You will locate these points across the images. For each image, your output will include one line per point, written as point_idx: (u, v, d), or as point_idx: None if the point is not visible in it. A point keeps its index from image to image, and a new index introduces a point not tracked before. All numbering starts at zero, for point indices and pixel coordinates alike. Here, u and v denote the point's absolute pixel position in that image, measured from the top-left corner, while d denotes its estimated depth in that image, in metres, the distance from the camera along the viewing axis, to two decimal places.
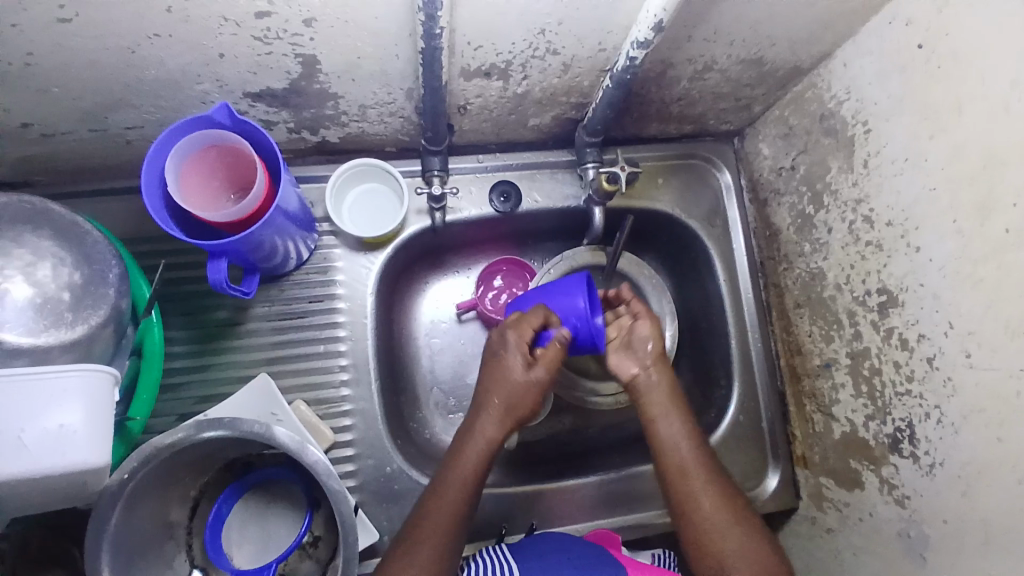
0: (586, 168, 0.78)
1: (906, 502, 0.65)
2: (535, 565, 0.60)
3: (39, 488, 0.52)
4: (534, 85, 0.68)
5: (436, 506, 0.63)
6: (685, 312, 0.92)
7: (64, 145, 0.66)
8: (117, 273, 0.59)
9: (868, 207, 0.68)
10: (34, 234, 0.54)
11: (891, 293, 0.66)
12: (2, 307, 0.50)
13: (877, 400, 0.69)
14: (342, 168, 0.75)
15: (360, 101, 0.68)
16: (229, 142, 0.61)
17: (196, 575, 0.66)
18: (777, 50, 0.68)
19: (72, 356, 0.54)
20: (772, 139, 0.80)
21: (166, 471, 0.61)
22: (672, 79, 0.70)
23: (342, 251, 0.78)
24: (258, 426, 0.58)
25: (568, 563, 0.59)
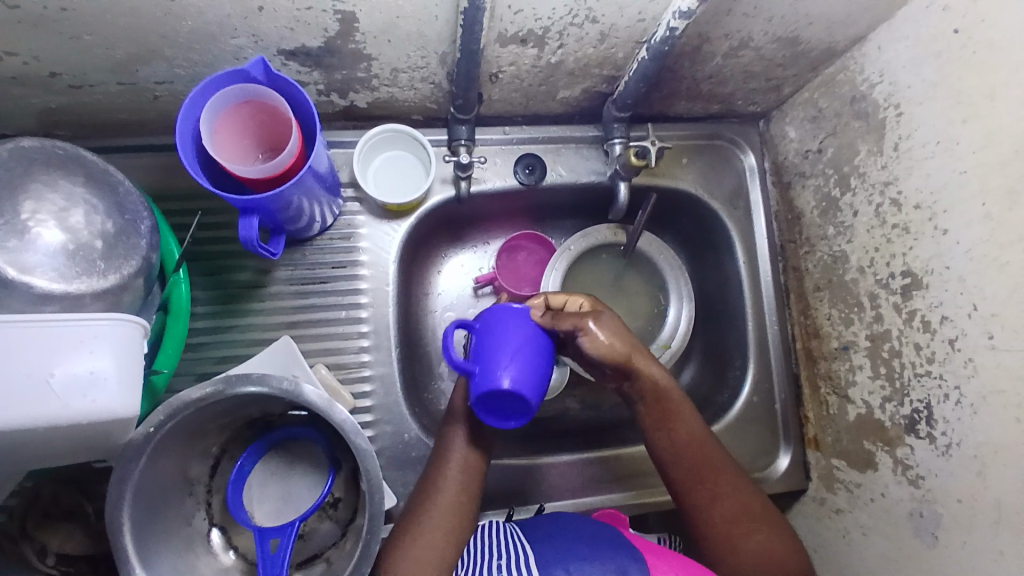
0: (612, 143, 0.78)
1: (920, 482, 0.66)
2: (551, 543, 0.60)
3: (65, 438, 0.51)
4: (569, 55, 0.68)
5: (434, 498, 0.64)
6: (701, 294, 0.92)
7: (91, 98, 0.65)
8: (148, 227, 0.59)
9: (897, 190, 0.68)
10: (67, 180, 0.54)
11: (916, 275, 0.66)
12: (34, 251, 0.49)
13: (895, 382, 0.69)
14: (369, 133, 0.75)
15: (393, 65, 0.67)
16: (264, 99, 0.60)
17: (215, 533, 0.66)
18: (813, 31, 0.68)
19: (103, 305, 0.53)
20: (800, 122, 0.81)
21: (192, 426, 0.61)
22: (706, 56, 0.70)
23: (366, 218, 0.78)
24: (286, 382, 0.58)
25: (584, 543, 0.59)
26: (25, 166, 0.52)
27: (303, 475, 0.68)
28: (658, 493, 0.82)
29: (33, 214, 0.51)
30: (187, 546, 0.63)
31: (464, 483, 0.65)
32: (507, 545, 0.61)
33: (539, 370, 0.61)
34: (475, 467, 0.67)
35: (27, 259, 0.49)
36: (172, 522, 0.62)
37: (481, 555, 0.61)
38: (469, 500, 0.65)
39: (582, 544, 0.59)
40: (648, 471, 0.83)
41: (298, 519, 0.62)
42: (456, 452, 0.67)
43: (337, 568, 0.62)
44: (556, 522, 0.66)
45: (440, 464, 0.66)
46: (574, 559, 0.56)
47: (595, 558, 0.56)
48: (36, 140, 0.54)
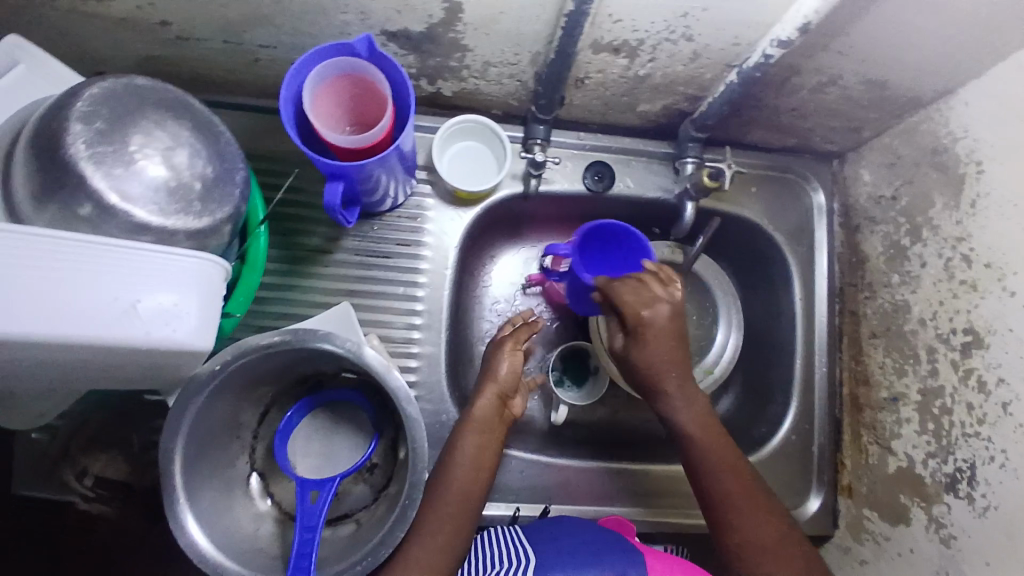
0: (685, 162, 0.80)
1: (951, 542, 0.65)
2: (551, 548, 0.63)
3: (138, 362, 0.54)
4: (658, 69, 0.69)
5: (439, 504, 0.65)
6: (749, 324, 0.92)
7: (197, 51, 0.69)
8: (242, 178, 0.62)
9: (968, 247, 0.67)
10: (175, 121, 0.56)
11: (978, 334, 0.65)
12: (138, 183, 0.52)
13: (941, 439, 0.68)
14: (450, 121, 0.77)
15: (485, 58, 0.69)
16: (364, 77, 0.64)
17: (254, 478, 0.69)
18: (903, 77, 0.68)
19: (191, 244, 0.57)
20: (876, 166, 0.80)
21: (251, 373, 0.64)
22: (793, 88, 0.71)
23: (434, 201, 0.80)
24: (349, 344, 0.62)
25: (583, 548, 0.62)
26: (137, 102, 0.55)
27: (345, 437, 0.70)
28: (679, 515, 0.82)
29: (142, 147, 0.53)
30: (228, 487, 0.65)
31: (464, 494, 0.66)
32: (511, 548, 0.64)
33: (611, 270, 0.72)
34: (472, 487, 0.67)
35: (132, 189, 0.52)
36: (219, 462, 0.65)
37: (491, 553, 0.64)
38: (465, 519, 0.65)
39: (583, 548, 0.62)
40: (673, 492, 0.83)
41: (338, 476, 0.64)
42: (461, 461, 0.68)
43: (366, 530, 0.64)
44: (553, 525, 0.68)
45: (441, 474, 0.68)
46: (573, 563, 0.59)
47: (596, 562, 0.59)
48: (150, 80, 0.57)
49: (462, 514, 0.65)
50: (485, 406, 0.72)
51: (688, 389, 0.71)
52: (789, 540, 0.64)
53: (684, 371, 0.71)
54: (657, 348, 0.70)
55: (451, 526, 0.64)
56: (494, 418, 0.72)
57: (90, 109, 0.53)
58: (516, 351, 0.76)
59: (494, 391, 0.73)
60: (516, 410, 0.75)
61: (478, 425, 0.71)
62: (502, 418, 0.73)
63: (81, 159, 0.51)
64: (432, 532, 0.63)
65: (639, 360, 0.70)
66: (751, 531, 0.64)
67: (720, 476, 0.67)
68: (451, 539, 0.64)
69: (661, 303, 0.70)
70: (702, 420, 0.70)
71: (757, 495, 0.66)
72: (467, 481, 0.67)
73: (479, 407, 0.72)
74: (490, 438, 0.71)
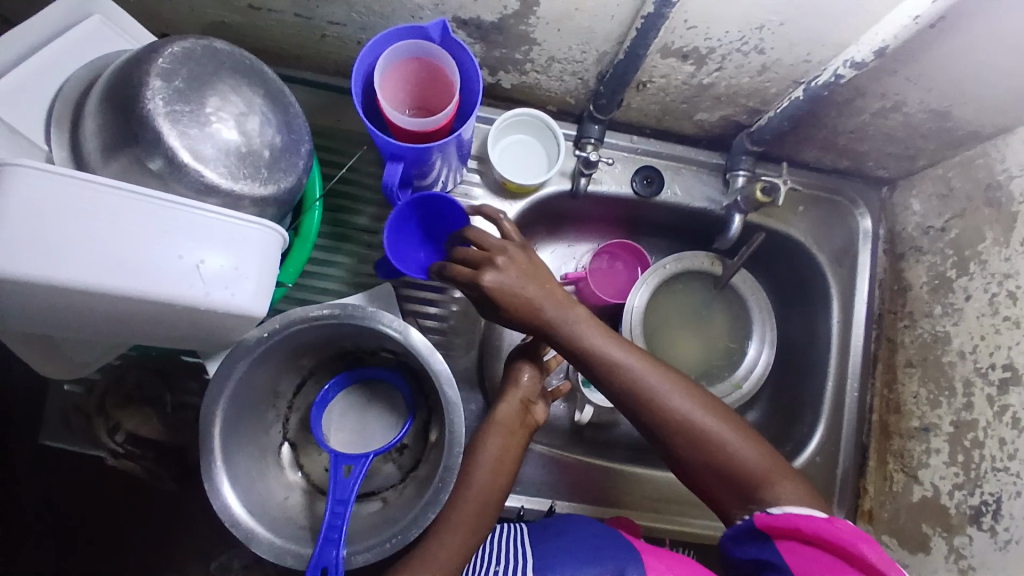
0: (736, 174, 0.80)
1: (970, 573, 0.65)
2: (552, 544, 0.63)
3: (193, 323, 0.55)
4: (722, 79, 0.69)
5: (459, 501, 0.65)
6: (783, 342, 0.92)
7: (268, 22, 0.69)
8: (306, 150, 0.63)
9: (1015, 284, 0.67)
10: (250, 88, 0.57)
11: (1017, 370, 0.65)
12: (211, 145, 0.53)
13: (970, 471, 0.68)
14: (507, 114, 0.78)
15: (551, 53, 0.69)
16: (434, 62, 0.64)
17: (285, 447, 0.69)
18: (967, 110, 0.68)
19: (253, 210, 0.57)
20: (927, 196, 0.80)
21: (295, 342, 0.65)
22: (856, 110, 0.71)
23: (482, 191, 0.81)
24: (395, 324, 0.62)
25: (587, 543, 0.62)
26: (215, 65, 0.56)
27: (378, 415, 0.70)
28: (695, 524, 0.83)
29: (216, 110, 0.54)
30: (261, 453, 0.66)
31: (484, 494, 0.65)
32: (519, 548, 0.64)
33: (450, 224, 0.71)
34: (494, 486, 0.66)
35: (204, 151, 0.53)
36: (255, 427, 0.66)
37: (500, 550, 0.65)
38: (484, 520, 0.64)
39: (585, 546, 0.62)
40: (692, 501, 0.83)
41: (371, 453, 0.64)
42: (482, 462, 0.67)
43: (393, 509, 0.64)
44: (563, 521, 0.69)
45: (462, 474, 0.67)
46: (573, 562, 0.59)
47: (595, 561, 0.58)
48: (228, 46, 0.58)
49: (482, 512, 0.64)
50: (506, 409, 0.71)
51: (562, 305, 0.65)
52: (726, 420, 0.62)
53: (551, 291, 0.65)
54: (517, 295, 0.64)
55: (470, 521, 0.64)
56: (517, 422, 0.71)
57: (171, 67, 0.53)
58: (534, 358, 0.76)
59: (517, 397, 0.73)
60: (539, 416, 0.73)
61: (501, 427, 0.70)
62: (525, 422, 0.72)
63: (159, 115, 0.51)
64: (452, 527, 0.63)
65: (515, 309, 0.64)
66: (722, 442, 0.61)
67: (635, 386, 0.63)
68: (468, 534, 0.63)
69: (498, 257, 0.64)
70: (595, 334, 0.64)
71: (677, 385, 0.63)
72: (489, 481, 0.66)
73: (501, 411, 0.71)
74: (513, 439, 0.70)
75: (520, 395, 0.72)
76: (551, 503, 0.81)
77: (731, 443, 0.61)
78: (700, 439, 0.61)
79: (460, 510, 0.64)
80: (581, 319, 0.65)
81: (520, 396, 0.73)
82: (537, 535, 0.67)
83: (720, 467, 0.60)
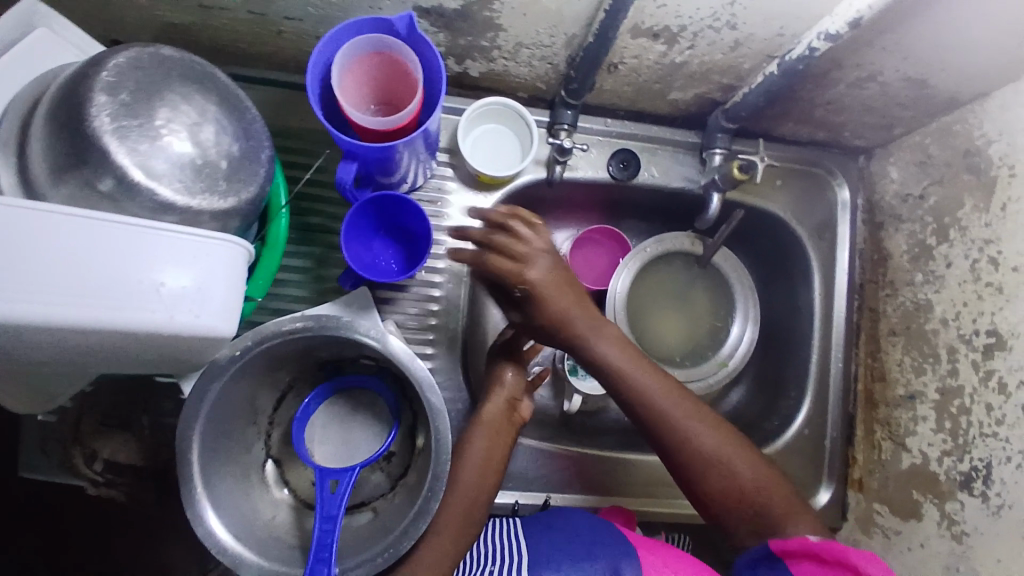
0: (712, 153, 0.78)
1: (963, 539, 0.66)
2: (544, 541, 0.63)
3: (160, 348, 0.52)
4: (696, 57, 0.67)
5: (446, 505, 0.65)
6: (767, 317, 0.91)
7: (217, 21, 0.65)
8: (267, 156, 0.60)
9: (996, 249, 0.67)
10: (202, 95, 0.53)
11: (1001, 336, 0.65)
12: (164, 160, 0.50)
13: (958, 438, 0.69)
14: (477, 104, 0.75)
15: (518, 39, 0.67)
16: (397, 55, 0.61)
17: (269, 464, 0.67)
18: (944, 77, 0.67)
19: (215, 225, 0.54)
20: (905, 164, 0.80)
21: (271, 357, 0.63)
22: (832, 81, 0.69)
23: (456, 185, 0.78)
24: (373, 332, 0.61)
25: (581, 539, 0.62)
26: (163, 74, 0.52)
27: (363, 425, 0.69)
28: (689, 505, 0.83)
29: (167, 121, 0.51)
30: (244, 472, 0.64)
31: (472, 497, 0.65)
32: (513, 546, 0.64)
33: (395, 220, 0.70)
34: (482, 487, 0.66)
35: (157, 166, 0.50)
36: (235, 447, 0.64)
37: (494, 550, 0.64)
38: (472, 521, 0.64)
39: (578, 542, 0.61)
40: None
41: (357, 465, 0.63)
42: (469, 464, 0.67)
43: (386, 519, 0.63)
44: (552, 515, 0.69)
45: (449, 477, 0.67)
46: (569, 561, 0.58)
47: (590, 559, 0.58)
48: (176, 52, 0.54)
49: (470, 514, 0.65)
50: (491, 407, 0.71)
51: (596, 322, 0.67)
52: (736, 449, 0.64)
53: (584, 308, 0.67)
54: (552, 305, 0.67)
55: (458, 525, 0.64)
56: (504, 419, 0.70)
57: (115, 79, 0.50)
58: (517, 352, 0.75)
59: (502, 393, 0.72)
60: (524, 412, 0.73)
61: (487, 428, 0.69)
62: (511, 420, 0.71)
63: (106, 132, 0.48)
64: (440, 531, 0.63)
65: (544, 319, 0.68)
66: (736, 470, 0.62)
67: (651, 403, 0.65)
68: (457, 538, 0.63)
69: (539, 252, 0.69)
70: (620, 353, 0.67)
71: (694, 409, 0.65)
72: (477, 483, 0.66)
73: (487, 411, 0.70)
74: (500, 438, 0.69)
75: (506, 391, 0.72)
76: (545, 496, 0.79)
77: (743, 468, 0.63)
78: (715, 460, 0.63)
79: (448, 514, 0.64)
80: (619, 345, 0.67)
81: (506, 392, 0.72)
82: (531, 530, 0.67)
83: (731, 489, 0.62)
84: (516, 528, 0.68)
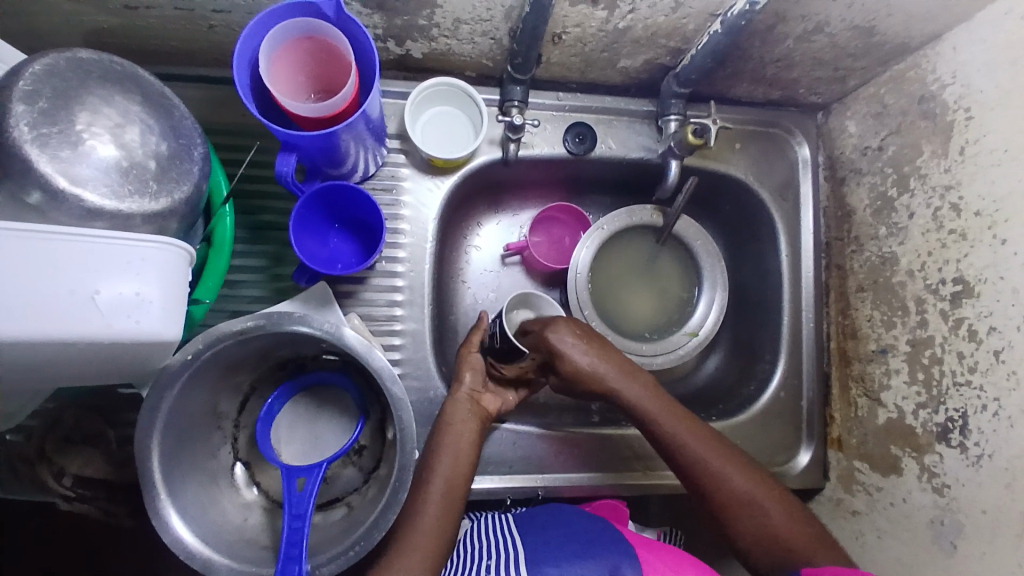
0: (668, 120, 0.77)
1: (945, 491, 0.65)
2: (537, 539, 0.62)
3: (104, 360, 0.51)
4: (638, 21, 0.65)
5: (424, 502, 0.63)
6: (738, 283, 0.91)
7: (144, 20, 0.63)
8: (200, 153, 0.58)
9: (958, 195, 0.66)
10: (124, 96, 0.52)
11: (968, 283, 0.64)
12: (88, 165, 0.48)
13: (932, 389, 0.68)
14: (422, 85, 0.73)
15: (456, 14, 0.65)
16: (327, 38, 0.59)
17: (239, 468, 0.67)
18: (891, 23, 0.66)
19: (151, 228, 0.53)
20: (862, 117, 0.79)
21: (226, 360, 0.61)
22: (779, 37, 0.68)
23: (409, 171, 0.77)
24: (328, 325, 0.60)
25: (574, 539, 0.61)
26: (82, 77, 0.50)
27: (330, 420, 0.68)
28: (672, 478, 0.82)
29: (88, 126, 0.49)
30: (211, 478, 0.63)
31: (448, 491, 0.63)
32: (500, 542, 0.63)
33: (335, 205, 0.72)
34: (460, 480, 0.65)
35: (81, 172, 0.48)
36: (199, 453, 0.63)
37: (481, 550, 0.63)
38: (451, 511, 0.63)
39: (575, 540, 0.60)
40: None
41: (324, 462, 0.62)
42: (442, 458, 0.65)
43: (358, 514, 0.62)
44: (551, 514, 0.68)
45: (424, 473, 0.65)
46: (563, 557, 0.57)
47: (584, 557, 0.57)
48: (94, 53, 0.52)
49: (449, 504, 0.63)
50: (452, 406, 0.69)
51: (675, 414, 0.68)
52: (778, 499, 0.65)
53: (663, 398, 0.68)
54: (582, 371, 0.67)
55: (439, 521, 0.62)
56: (467, 412, 0.69)
57: (31, 86, 0.48)
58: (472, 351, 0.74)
59: (459, 393, 0.70)
60: (490, 406, 0.72)
61: (453, 418, 0.68)
62: (474, 410, 0.69)
63: (25, 142, 0.46)
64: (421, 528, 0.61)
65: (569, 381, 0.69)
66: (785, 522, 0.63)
67: (698, 463, 0.66)
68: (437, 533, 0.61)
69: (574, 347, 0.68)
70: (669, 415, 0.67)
71: (737, 463, 0.66)
72: (453, 477, 0.64)
73: (449, 404, 0.69)
74: (466, 426, 0.68)
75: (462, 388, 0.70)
76: (535, 490, 0.77)
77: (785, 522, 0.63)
78: (755, 514, 0.64)
79: (425, 509, 0.62)
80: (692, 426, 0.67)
81: (467, 392, 0.71)
82: (519, 528, 0.66)
83: (774, 548, 0.62)
84: (514, 528, 0.66)
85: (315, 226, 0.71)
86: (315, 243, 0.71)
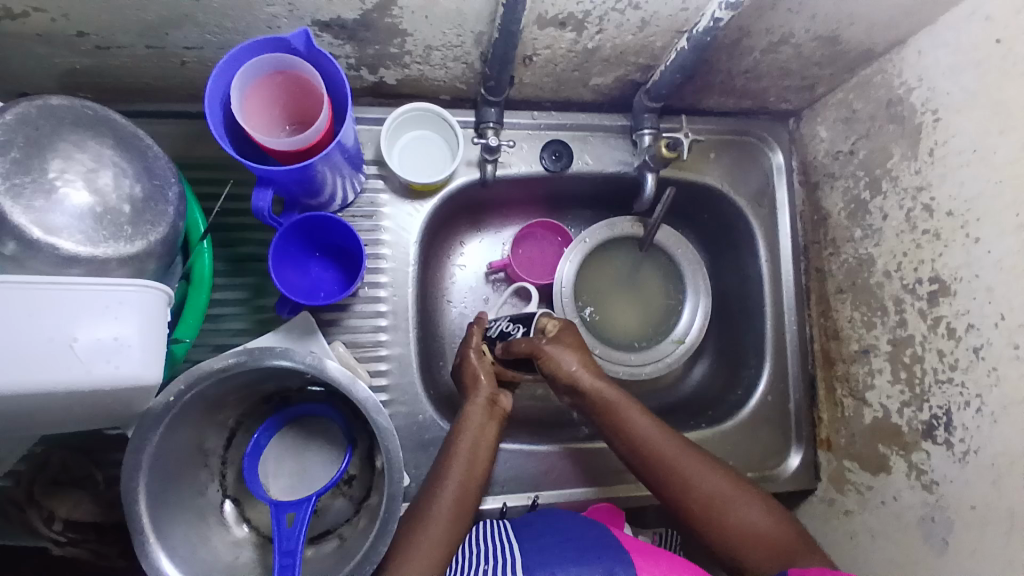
0: (642, 134, 0.77)
1: (934, 488, 0.66)
2: (531, 542, 0.61)
3: (85, 406, 0.50)
4: (607, 40, 0.66)
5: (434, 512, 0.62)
6: (720, 290, 0.91)
7: (117, 59, 0.63)
8: (176, 193, 0.58)
9: (929, 196, 0.67)
10: (96, 141, 0.52)
11: (944, 282, 0.65)
12: (61, 213, 0.48)
13: (915, 387, 0.69)
14: (397, 111, 0.74)
15: (427, 41, 0.65)
16: (298, 71, 0.59)
17: (227, 505, 0.66)
18: (855, 30, 0.67)
19: (128, 271, 0.52)
20: (832, 122, 0.80)
21: (208, 398, 0.61)
22: (745, 49, 0.69)
23: (389, 196, 0.77)
24: (310, 358, 0.59)
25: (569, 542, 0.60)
26: (54, 124, 0.50)
27: (318, 451, 0.68)
28: None
29: (60, 173, 0.49)
30: (200, 517, 0.63)
31: (458, 501, 0.63)
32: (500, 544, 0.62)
33: (316, 233, 0.72)
34: (472, 490, 0.64)
35: (54, 220, 0.48)
36: (186, 492, 0.62)
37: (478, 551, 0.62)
38: (458, 526, 0.62)
39: (571, 543, 0.60)
40: None
41: (313, 495, 0.62)
42: (455, 467, 0.65)
43: (351, 545, 0.62)
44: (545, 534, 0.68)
45: (436, 483, 0.64)
46: (562, 561, 0.57)
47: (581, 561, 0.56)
48: (65, 99, 0.52)
49: (459, 516, 0.63)
50: (475, 409, 0.68)
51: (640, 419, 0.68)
52: (747, 496, 0.65)
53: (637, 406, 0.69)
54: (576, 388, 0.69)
55: (448, 533, 0.61)
56: (485, 416, 0.68)
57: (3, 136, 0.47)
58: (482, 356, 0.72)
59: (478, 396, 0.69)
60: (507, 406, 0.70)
61: (470, 424, 0.67)
62: (493, 414, 0.69)
63: None
64: (427, 540, 0.60)
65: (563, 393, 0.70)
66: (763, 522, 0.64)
67: (673, 468, 0.66)
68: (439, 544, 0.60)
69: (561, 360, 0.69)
70: (643, 420, 0.68)
71: (713, 468, 0.66)
72: (465, 489, 0.64)
73: (467, 409, 0.68)
74: (485, 434, 0.68)
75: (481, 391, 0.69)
76: (534, 495, 0.77)
77: (766, 523, 0.64)
78: (729, 515, 0.64)
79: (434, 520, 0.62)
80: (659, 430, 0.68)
81: (487, 394, 0.70)
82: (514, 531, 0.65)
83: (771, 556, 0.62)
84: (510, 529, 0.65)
85: (296, 254, 0.71)
86: (296, 273, 0.72)
